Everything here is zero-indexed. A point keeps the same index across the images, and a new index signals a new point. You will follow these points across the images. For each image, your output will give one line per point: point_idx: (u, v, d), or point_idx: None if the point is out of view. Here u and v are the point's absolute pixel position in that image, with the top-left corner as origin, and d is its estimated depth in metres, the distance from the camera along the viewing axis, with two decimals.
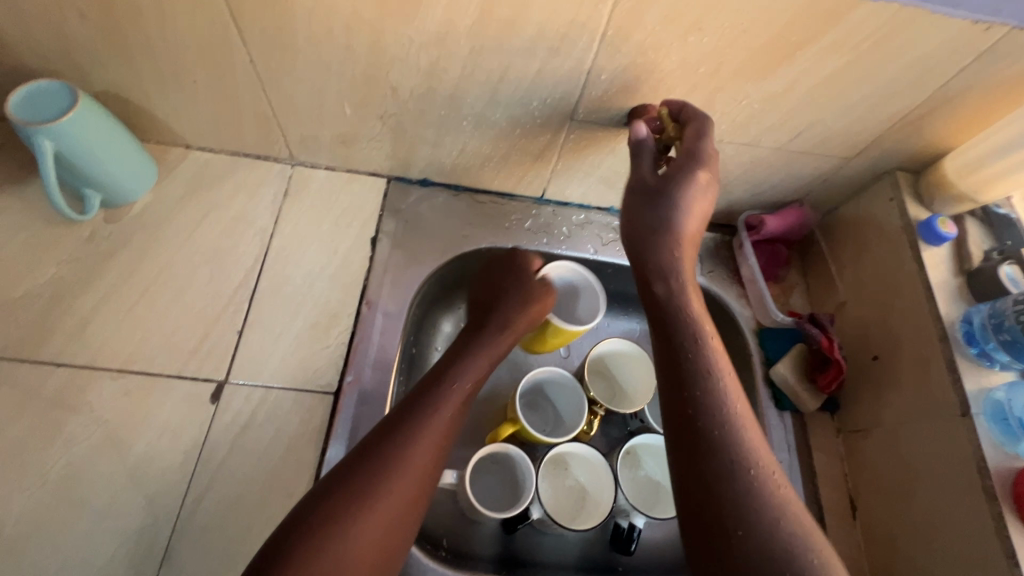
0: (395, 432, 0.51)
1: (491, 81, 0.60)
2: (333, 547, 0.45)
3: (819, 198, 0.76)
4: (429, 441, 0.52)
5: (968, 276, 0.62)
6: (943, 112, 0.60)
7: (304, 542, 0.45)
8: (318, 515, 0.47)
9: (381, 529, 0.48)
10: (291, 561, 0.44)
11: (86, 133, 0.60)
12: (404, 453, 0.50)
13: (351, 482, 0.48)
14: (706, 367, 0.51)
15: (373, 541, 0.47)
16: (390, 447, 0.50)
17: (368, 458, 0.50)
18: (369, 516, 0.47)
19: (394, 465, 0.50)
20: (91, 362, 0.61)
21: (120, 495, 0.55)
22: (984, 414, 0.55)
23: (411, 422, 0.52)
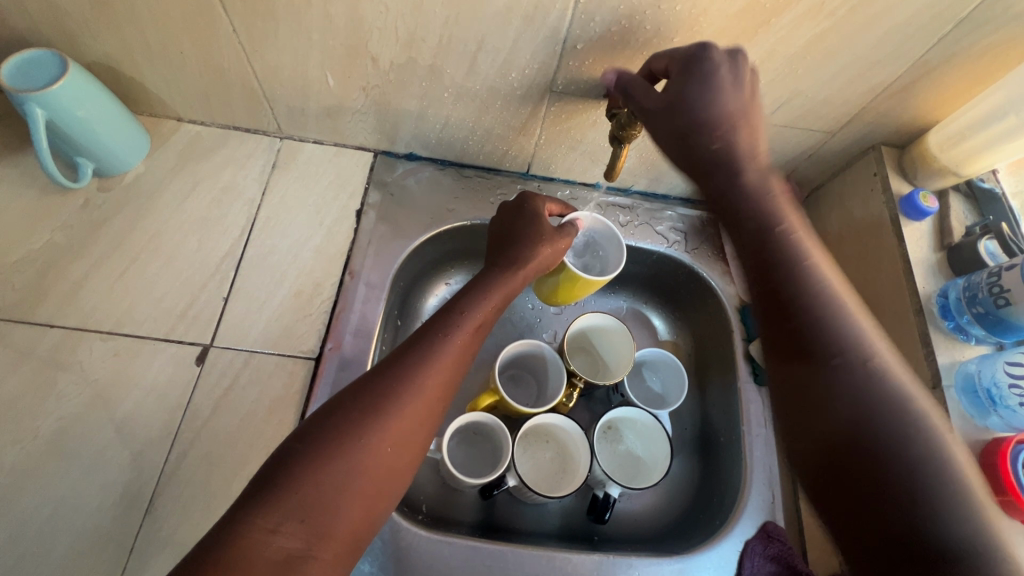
0: (396, 370, 0.51)
1: (469, 53, 0.60)
2: (328, 478, 0.44)
3: (804, 175, 0.76)
4: (432, 378, 0.51)
5: (947, 251, 0.62)
6: (925, 82, 0.59)
7: (295, 474, 0.44)
8: (312, 447, 0.45)
9: (378, 464, 0.46)
10: (281, 493, 0.43)
11: (76, 102, 0.62)
12: (407, 388, 0.50)
13: (350, 416, 0.47)
14: (792, 260, 0.48)
15: (370, 476, 0.46)
16: (391, 383, 0.50)
17: (366, 394, 0.49)
18: (368, 449, 0.46)
19: (395, 401, 0.49)
20: (82, 325, 0.63)
21: (108, 450, 0.58)
22: (955, 386, 0.56)
23: (412, 361, 0.52)
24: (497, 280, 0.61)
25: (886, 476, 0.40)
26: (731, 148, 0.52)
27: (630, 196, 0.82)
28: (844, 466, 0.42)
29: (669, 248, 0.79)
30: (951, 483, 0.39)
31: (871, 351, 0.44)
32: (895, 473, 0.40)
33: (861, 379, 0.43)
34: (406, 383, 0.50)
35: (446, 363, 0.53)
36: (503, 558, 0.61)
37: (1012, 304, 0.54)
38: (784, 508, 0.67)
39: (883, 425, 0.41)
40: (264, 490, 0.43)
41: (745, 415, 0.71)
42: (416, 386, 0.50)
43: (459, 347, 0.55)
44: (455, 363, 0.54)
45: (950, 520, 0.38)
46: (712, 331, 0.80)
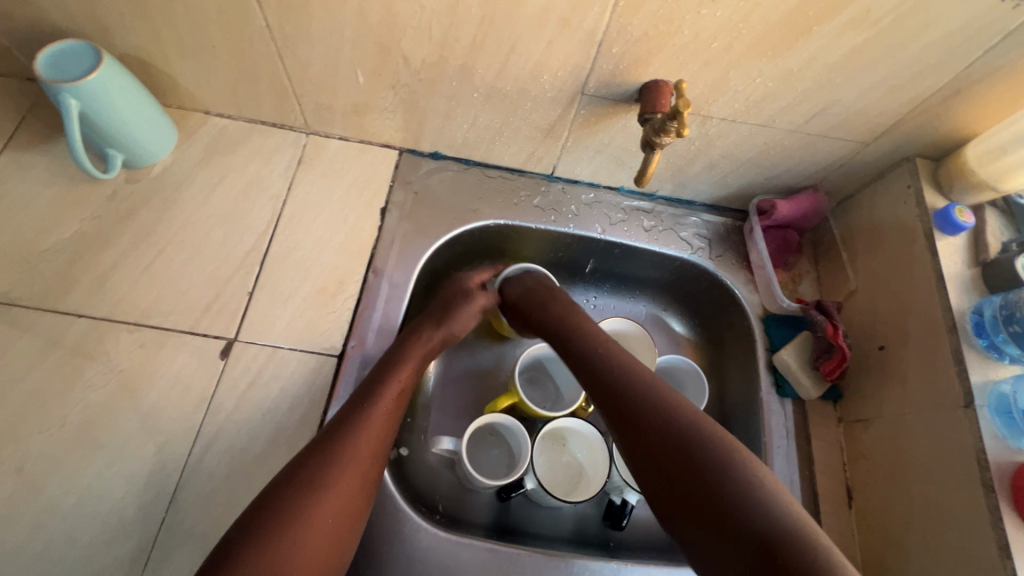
0: (329, 444, 0.52)
1: (502, 54, 0.60)
2: (269, 561, 0.45)
3: (834, 185, 0.75)
4: (365, 443, 0.53)
5: (983, 268, 0.61)
6: (966, 95, 0.58)
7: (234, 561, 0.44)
8: (248, 532, 0.46)
9: (319, 536, 0.47)
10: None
11: (108, 94, 0.62)
12: (341, 458, 0.51)
13: (284, 496, 0.48)
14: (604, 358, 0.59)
15: (314, 549, 0.47)
16: (325, 457, 0.51)
17: (298, 472, 0.49)
18: (305, 527, 0.47)
19: (329, 473, 0.50)
20: (110, 315, 0.64)
21: (132, 441, 0.58)
22: (988, 406, 0.55)
23: (345, 433, 0.53)
24: (416, 345, 0.64)
25: (706, 484, 0.47)
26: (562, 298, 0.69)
27: (654, 200, 0.82)
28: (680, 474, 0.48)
29: (693, 255, 0.79)
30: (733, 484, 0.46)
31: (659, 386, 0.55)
32: (709, 476, 0.47)
33: (688, 445, 0.49)
34: (342, 453, 0.51)
35: (376, 429, 0.54)
36: (520, 562, 0.61)
37: None
38: None
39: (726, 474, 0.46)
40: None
41: (767, 426, 0.70)
42: (355, 446, 0.52)
43: (386, 411, 0.56)
44: (383, 429, 0.55)
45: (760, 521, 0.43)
46: (734, 340, 0.79)
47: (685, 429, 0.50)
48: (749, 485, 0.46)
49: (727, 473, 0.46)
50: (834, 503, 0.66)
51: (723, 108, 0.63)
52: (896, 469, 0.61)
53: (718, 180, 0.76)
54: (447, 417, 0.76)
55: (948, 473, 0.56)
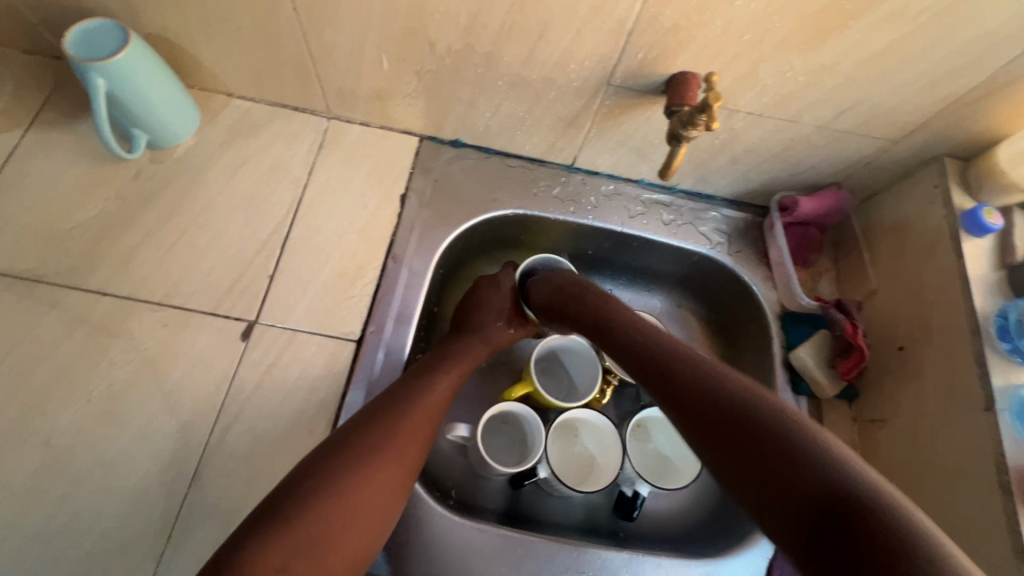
0: (393, 414, 0.54)
1: (530, 42, 0.59)
2: (296, 544, 0.43)
3: (858, 182, 0.74)
4: (386, 462, 0.51)
5: (1009, 270, 0.61)
6: (1001, 94, 0.57)
7: (306, 506, 0.45)
8: (318, 481, 0.47)
9: (381, 499, 0.49)
10: (293, 525, 0.44)
11: (135, 74, 0.62)
12: (405, 430, 0.54)
13: (354, 453, 0.50)
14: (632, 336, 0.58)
15: (374, 512, 0.49)
16: (390, 425, 0.53)
17: (366, 435, 0.52)
18: (336, 514, 0.46)
19: (400, 438, 0.53)
20: (134, 294, 0.64)
21: (156, 418, 0.59)
22: (1009, 410, 0.55)
23: (410, 409, 0.56)
24: (464, 349, 0.67)
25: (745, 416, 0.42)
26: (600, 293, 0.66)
27: (674, 194, 0.81)
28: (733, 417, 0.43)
29: (712, 250, 0.78)
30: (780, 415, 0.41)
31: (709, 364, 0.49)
32: (750, 410, 0.43)
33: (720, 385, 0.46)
34: (405, 427, 0.54)
35: (434, 412, 0.57)
36: (532, 549, 0.62)
37: None
38: None
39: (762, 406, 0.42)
40: (268, 527, 0.44)
41: None
42: (377, 459, 0.50)
43: (416, 431, 0.55)
44: (438, 414, 0.58)
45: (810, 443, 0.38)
46: (749, 337, 0.79)
47: (738, 400, 0.44)
48: (830, 459, 0.37)
49: (791, 433, 0.40)
50: None
51: (751, 102, 0.62)
52: (912, 470, 0.61)
53: (740, 175, 0.75)
54: (460, 405, 0.76)
55: (965, 475, 0.56)
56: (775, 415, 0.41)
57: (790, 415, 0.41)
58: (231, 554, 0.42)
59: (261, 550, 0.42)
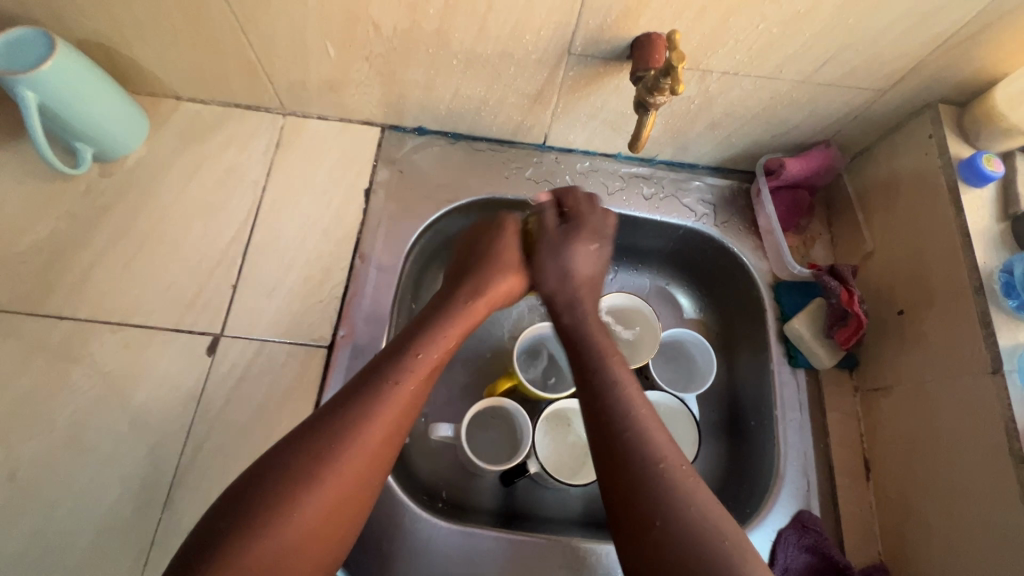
0: (369, 399, 0.50)
1: (479, 13, 0.55)
2: (257, 552, 0.43)
3: (848, 139, 0.69)
4: (353, 463, 0.47)
5: (1013, 222, 0.56)
6: (996, 29, 0.52)
7: (275, 508, 0.45)
8: (286, 478, 0.46)
9: (351, 497, 0.48)
10: (264, 525, 0.44)
11: (67, 85, 0.58)
12: (382, 416, 0.49)
13: (316, 451, 0.47)
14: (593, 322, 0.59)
15: (345, 508, 0.47)
16: (357, 419, 0.49)
17: (338, 427, 0.48)
18: (299, 518, 0.45)
19: (368, 435, 0.48)
20: (92, 316, 0.62)
21: (123, 442, 0.57)
22: (1018, 371, 0.51)
23: (391, 392, 0.51)
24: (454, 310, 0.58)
25: (627, 449, 0.48)
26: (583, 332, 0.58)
27: (653, 165, 0.77)
28: (613, 435, 0.49)
29: (697, 222, 0.74)
30: (654, 462, 0.47)
31: (673, 480, 0.46)
32: (630, 445, 0.48)
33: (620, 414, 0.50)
34: (383, 414, 0.50)
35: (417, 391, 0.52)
36: (524, 548, 0.59)
37: None
38: (819, 496, 0.62)
39: (641, 449, 0.48)
40: (241, 527, 0.44)
41: (778, 399, 0.67)
42: (343, 460, 0.47)
43: (388, 425, 0.50)
44: (421, 390, 0.53)
45: (667, 515, 0.45)
46: (743, 312, 0.75)
47: (648, 450, 0.48)
48: (678, 526, 0.44)
49: (648, 465, 0.47)
50: (851, 476, 0.63)
51: (724, 61, 0.58)
52: (918, 440, 0.58)
53: (721, 140, 0.71)
54: (447, 403, 0.74)
55: (974, 443, 0.53)
56: (649, 462, 0.47)
57: (674, 478, 0.46)
58: (203, 556, 0.43)
59: (229, 553, 0.43)
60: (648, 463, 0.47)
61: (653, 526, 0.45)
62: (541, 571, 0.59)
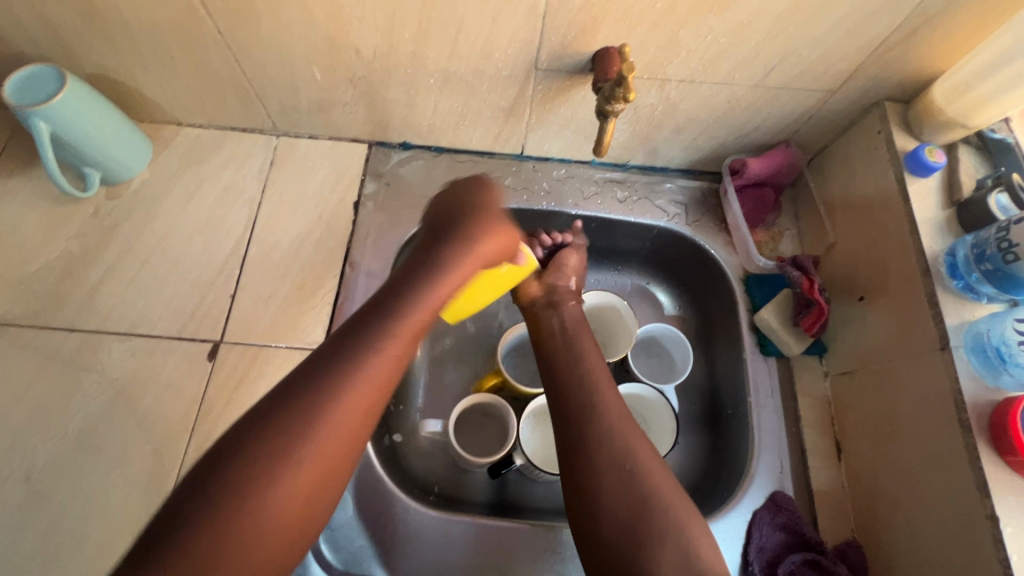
0: (361, 357, 0.46)
1: (450, 35, 0.60)
2: (238, 520, 0.39)
3: (806, 138, 0.73)
4: (339, 425, 0.44)
5: (958, 208, 0.60)
6: (926, 31, 0.56)
7: (271, 470, 0.41)
8: (279, 440, 0.42)
9: (345, 457, 0.44)
10: (259, 492, 0.40)
11: (77, 115, 0.64)
12: (375, 377, 0.46)
13: (302, 405, 0.43)
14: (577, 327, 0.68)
15: (339, 468, 0.44)
16: (344, 376, 0.45)
17: (333, 388, 0.44)
18: (286, 482, 0.41)
19: (357, 396, 0.45)
20: (101, 327, 0.66)
21: (131, 444, 0.61)
22: (964, 346, 0.54)
23: (384, 350, 0.48)
24: (446, 275, 0.56)
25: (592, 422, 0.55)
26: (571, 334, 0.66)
27: (627, 170, 0.81)
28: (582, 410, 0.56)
29: (670, 222, 0.78)
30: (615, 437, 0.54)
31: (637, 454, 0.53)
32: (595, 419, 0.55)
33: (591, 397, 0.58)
34: (378, 372, 0.47)
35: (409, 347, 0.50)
36: (510, 535, 0.62)
37: (1021, 259, 0.52)
38: (793, 477, 0.65)
39: (603, 424, 0.55)
40: (233, 494, 0.40)
41: (751, 386, 0.70)
42: (332, 420, 0.44)
43: (376, 382, 0.46)
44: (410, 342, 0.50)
45: (619, 476, 0.51)
46: (717, 307, 0.78)
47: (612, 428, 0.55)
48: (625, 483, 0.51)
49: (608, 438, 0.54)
50: (823, 457, 0.66)
51: (680, 70, 0.62)
52: (881, 418, 0.61)
53: (688, 144, 0.75)
54: (438, 403, 0.77)
55: (928, 416, 0.56)
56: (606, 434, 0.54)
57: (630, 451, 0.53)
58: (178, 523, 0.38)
59: (225, 522, 0.39)
60: (609, 433, 0.54)
61: (601, 483, 0.51)
62: (526, 556, 0.62)
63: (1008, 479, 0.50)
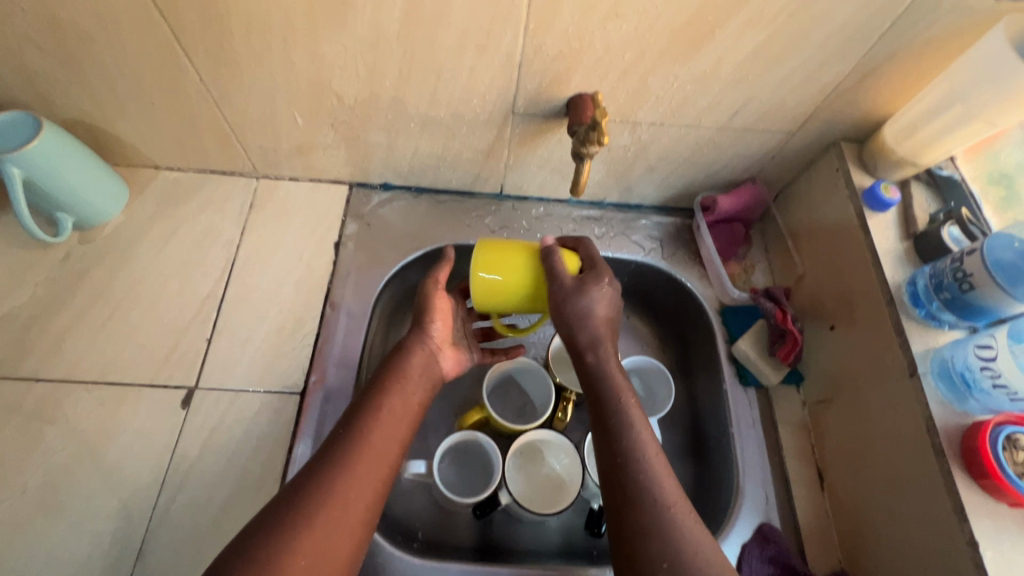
0: (349, 446, 0.51)
1: (430, 83, 0.62)
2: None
3: (771, 175, 0.77)
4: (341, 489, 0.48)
5: (914, 240, 0.63)
6: (874, 78, 0.61)
7: (278, 540, 0.44)
8: (282, 526, 0.45)
9: (349, 516, 0.48)
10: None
11: (51, 159, 0.63)
12: (363, 458, 0.51)
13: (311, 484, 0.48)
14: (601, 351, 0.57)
15: (338, 552, 0.46)
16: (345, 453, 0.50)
17: (326, 473, 0.49)
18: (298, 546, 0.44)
19: (356, 462, 0.50)
20: (67, 376, 0.64)
21: (96, 499, 0.58)
22: (931, 373, 0.56)
23: (368, 438, 0.52)
24: (403, 365, 0.60)
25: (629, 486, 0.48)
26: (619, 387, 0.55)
27: (603, 207, 0.83)
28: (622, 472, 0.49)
29: (647, 257, 0.80)
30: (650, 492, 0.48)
31: (699, 540, 0.45)
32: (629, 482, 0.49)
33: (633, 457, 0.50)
34: (365, 454, 0.51)
35: (397, 421, 0.55)
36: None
37: (976, 287, 0.55)
38: (778, 508, 0.65)
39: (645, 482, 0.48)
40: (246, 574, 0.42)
41: (732, 417, 0.70)
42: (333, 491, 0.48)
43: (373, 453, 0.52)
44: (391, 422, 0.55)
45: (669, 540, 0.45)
46: (696, 338, 0.80)
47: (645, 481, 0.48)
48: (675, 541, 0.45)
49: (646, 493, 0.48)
50: (806, 486, 0.67)
51: (650, 114, 0.66)
52: (859, 444, 0.62)
53: (660, 182, 0.78)
54: (421, 444, 0.76)
55: (902, 443, 0.57)
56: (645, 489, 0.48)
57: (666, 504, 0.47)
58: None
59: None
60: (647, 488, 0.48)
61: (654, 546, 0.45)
62: None
63: (983, 502, 0.51)
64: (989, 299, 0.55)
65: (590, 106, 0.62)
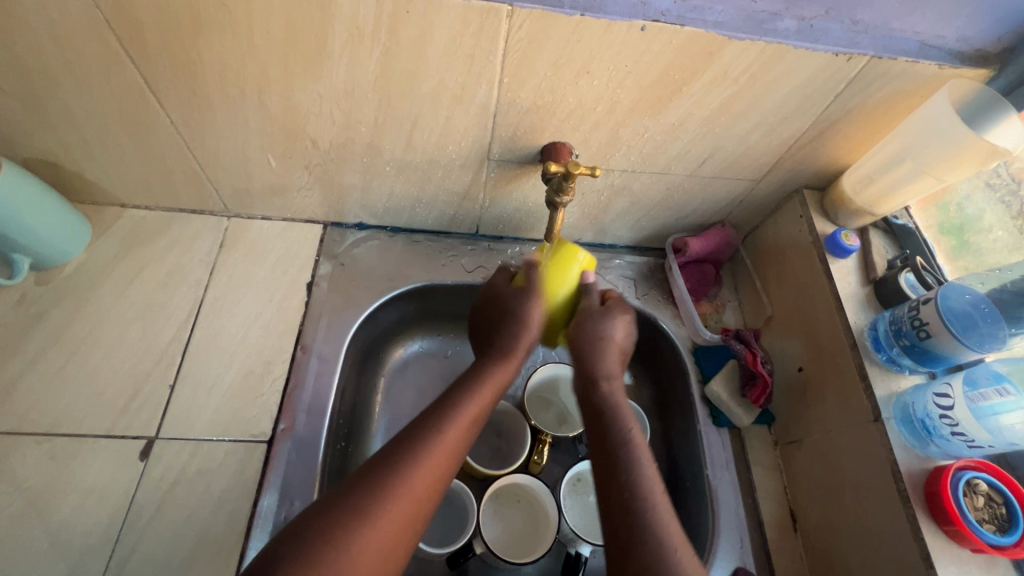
0: (426, 431, 0.50)
1: (406, 129, 0.62)
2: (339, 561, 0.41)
3: (739, 219, 0.80)
4: (426, 469, 0.48)
5: (874, 285, 0.66)
6: (832, 133, 0.64)
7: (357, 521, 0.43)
8: (359, 504, 0.44)
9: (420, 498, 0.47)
10: (312, 567, 0.40)
11: (10, 201, 0.61)
12: (446, 437, 0.50)
13: (397, 458, 0.48)
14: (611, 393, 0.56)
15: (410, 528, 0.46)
16: (435, 428, 0.50)
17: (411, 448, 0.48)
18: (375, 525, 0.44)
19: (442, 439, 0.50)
20: (16, 428, 0.60)
21: (43, 562, 0.54)
22: (894, 418, 0.58)
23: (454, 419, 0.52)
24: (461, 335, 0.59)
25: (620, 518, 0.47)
26: (615, 402, 0.56)
27: (577, 247, 0.85)
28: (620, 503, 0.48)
29: (620, 296, 0.81)
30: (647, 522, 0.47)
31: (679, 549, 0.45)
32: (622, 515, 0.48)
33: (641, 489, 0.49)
34: (446, 437, 0.50)
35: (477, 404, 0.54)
36: None
37: (932, 336, 0.57)
38: (753, 551, 0.65)
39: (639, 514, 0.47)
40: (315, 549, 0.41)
41: (706, 459, 0.71)
42: (422, 467, 0.47)
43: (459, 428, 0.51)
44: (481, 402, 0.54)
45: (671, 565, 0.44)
46: (669, 377, 0.80)
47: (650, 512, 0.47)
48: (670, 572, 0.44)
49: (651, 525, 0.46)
50: (780, 528, 0.67)
51: (622, 161, 0.67)
52: (828, 486, 0.63)
53: (634, 223, 0.80)
54: None
55: (871, 486, 0.58)
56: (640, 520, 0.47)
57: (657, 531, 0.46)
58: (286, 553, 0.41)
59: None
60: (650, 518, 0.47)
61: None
62: None
63: (947, 547, 0.52)
64: (946, 348, 0.57)
65: (565, 154, 0.64)
